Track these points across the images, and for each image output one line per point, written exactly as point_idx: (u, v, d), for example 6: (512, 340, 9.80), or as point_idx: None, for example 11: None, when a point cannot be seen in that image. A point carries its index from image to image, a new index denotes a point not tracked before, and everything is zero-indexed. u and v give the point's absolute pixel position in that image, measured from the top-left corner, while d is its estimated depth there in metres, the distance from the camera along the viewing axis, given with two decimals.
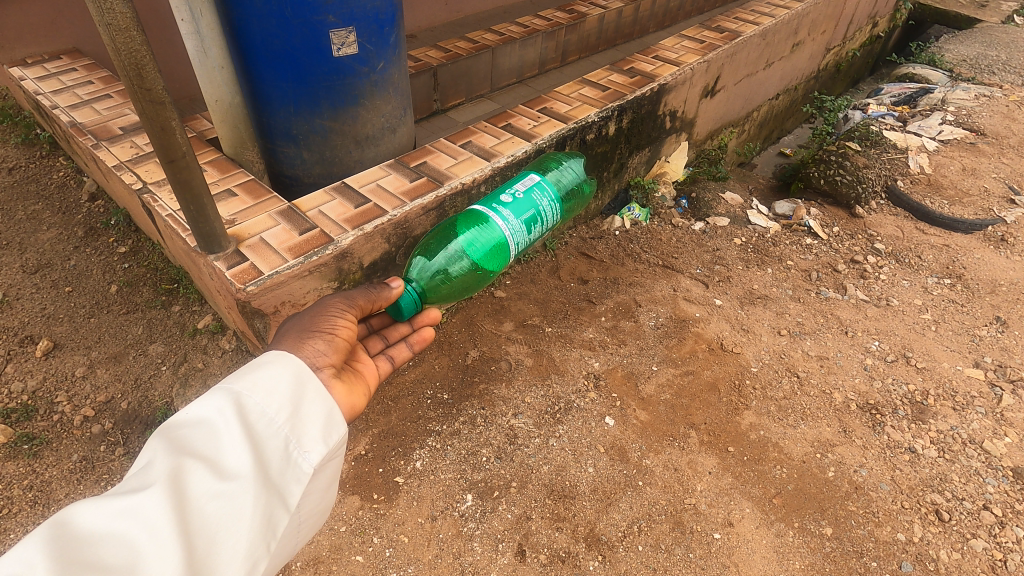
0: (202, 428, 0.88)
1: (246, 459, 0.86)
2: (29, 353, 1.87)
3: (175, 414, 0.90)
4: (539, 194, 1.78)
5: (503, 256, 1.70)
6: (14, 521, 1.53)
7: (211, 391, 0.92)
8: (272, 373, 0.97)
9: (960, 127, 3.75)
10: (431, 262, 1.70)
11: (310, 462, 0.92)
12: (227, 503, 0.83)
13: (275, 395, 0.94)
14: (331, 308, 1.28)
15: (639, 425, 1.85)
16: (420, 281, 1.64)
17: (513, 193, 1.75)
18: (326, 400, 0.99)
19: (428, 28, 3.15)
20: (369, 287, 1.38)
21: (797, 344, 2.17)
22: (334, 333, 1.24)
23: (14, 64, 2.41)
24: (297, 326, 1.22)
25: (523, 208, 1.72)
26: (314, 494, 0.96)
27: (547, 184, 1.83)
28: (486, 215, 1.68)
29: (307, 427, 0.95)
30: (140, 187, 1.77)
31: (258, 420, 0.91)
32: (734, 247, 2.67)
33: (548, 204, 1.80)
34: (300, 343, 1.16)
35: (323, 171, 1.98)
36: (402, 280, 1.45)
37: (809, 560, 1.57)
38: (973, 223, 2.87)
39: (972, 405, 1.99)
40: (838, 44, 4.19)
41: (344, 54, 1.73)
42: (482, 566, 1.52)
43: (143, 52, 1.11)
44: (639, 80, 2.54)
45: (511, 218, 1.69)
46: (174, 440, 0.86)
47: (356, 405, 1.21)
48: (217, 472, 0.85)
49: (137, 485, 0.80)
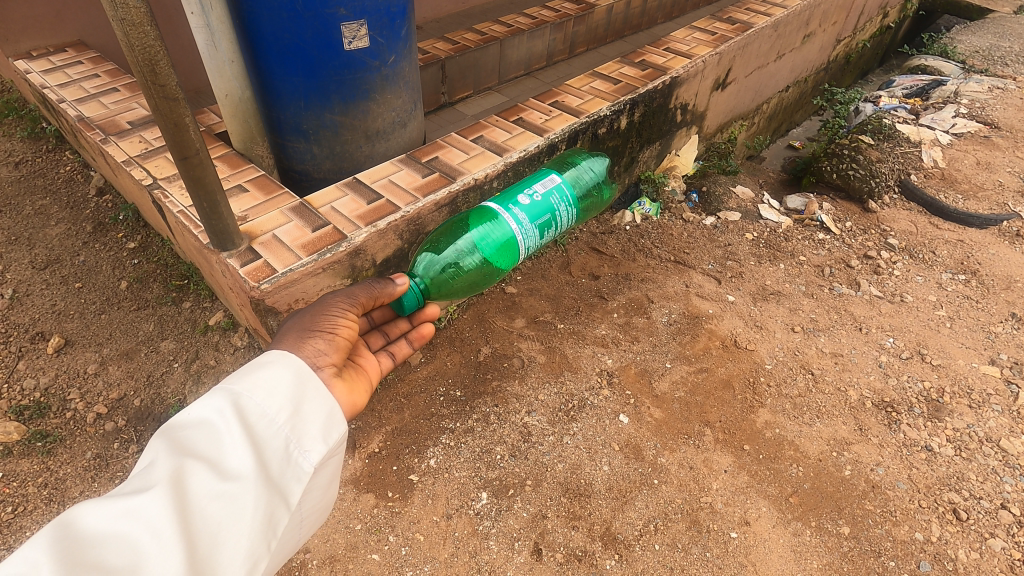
0: (203, 428, 0.87)
1: (247, 460, 0.85)
2: (40, 350, 1.86)
3: (176, 417, 0.88)
4: (558, 199, 1.75)
5: (513, 254, 1.68)
6: (29, 519, 1.53)
7: (211, 391, 0.91)
8: (274, 373, 0.96)
9: (973, 120, 3.72)
10: (439, 256, 1.69)
11: (310, 462, 0.91)
12: (228, 504, 0.81)
13: (275, 394, 0.93)
14: (332, 306, 1.26)
15: (654, 422, 1.84)
16: (426, 277, 1.62)
17: (531, 193, 1.72)
18: (327, 399, 0.97)
19: (435, 19, 3.11)
20: (367, 282, 1.36)
21: (811, 341, 2.16)
22: (335, 331, 1.22)
23: (19, 57, 2.39)
24: (297, 325, 1.20)
25: (539, 212, 1.70)
26: (315, 493, 0.95)
27: (568, 188, 1.80)
28: (500, 211, 1.66)
29: (307, 427, 0.93)
30: (151, 183, 1.75)
31: (259, 420, 0.89)
32: (746, 242, 2.65)
33: (566, 208, 1.79)
34: (300, 343, 1.14)
35: (333, 166, 1.96)
36: (407, 277, 1.44)
37: (827, 559, 1.56)
38: (988, 218, 2.85)
39: (988, 403, 1.98)
40: (850, 35, 4.14)
41: (355, 47, 1.71)
42: (499, 564, 1.52)
43: (157, 48, 1.09)
44: (651, 73, 2.51)
45: (526, 221, 1.66)
46: (176, 441, 0.85)
47: (357, 402, 1.19)
48: (217, 473, 0.83)
49: (138, 486, 0.79)
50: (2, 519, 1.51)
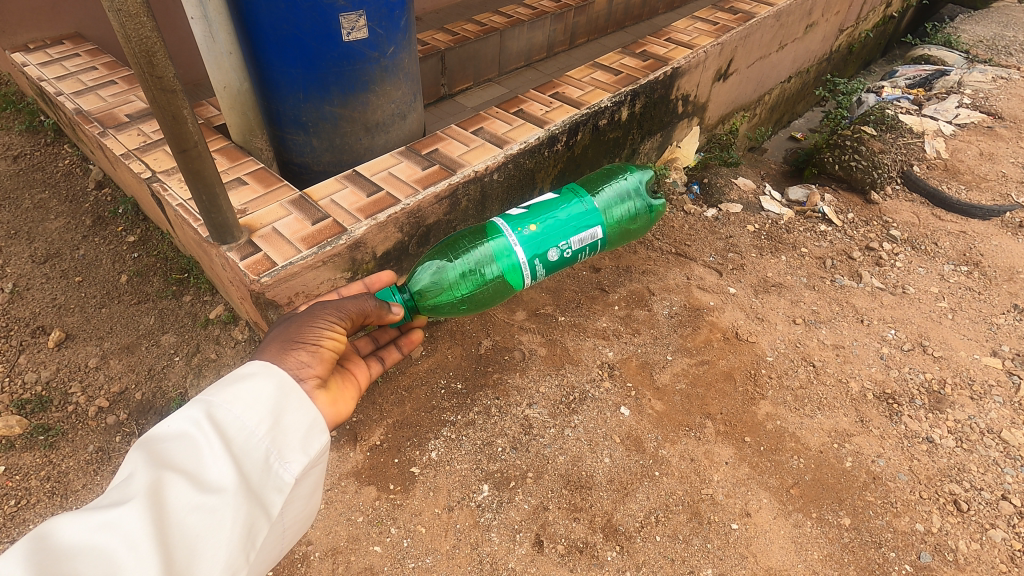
0: (182, 441, 0.87)
1: (227, 472, 0.85)
2: (40, 343, 1.86)
3: (156, 429, 0.88)
4: (584, 254, 1.77)
5: (518, 288, 1.74)
6: (32, 512, 1.53)
7: (189, 404, 0.91)
8: (255, 384, 0.96)
9: (977, 111, 3.70)
10: (455, 262, 1.71)
11: (290, 473, 0.91)
12: (207, 517, 0.81)
13: (256, 407, 0.93)
14: (319, 317, 1.24)
15: (655, 414, 1.84)
16: (433, 289, 1.68)
17: (565, 249, 1.71)
18: (310, 410, 0.98)
19: (434, 10, 3.08)
20: (360, 296, 1.34)
21: (812, 333, 2.15)
22: (319, 344, 1.20)
23: (16, 49, 2.37)
24: (281, 336, 1.18)
25: (561, 266, 1.74)
26: (296, 502, 0.95)
27: (601, 243, 1.82)
28: (525, 259, 1.65)
29: (289, 438, 0.94)
30: (150, 176, 1.74)
31: (238, 433, 0.89)
32: (747, 234, 2.65)
33: (586, 257, 1.83)
34: (283, 354, 1.12)
35: (333, 158, 1.95)
36: (402, 308, 1.44)
37: (827, 550, 1.57)
38: (992, 210, 2.83)
39: (990, 395, 1.97)
40: (853, 25, 4.10)
41: (354, 38, 1.69)
42: (500, 556, 1.53)
43: (154, 39, 1.08)
44: (652, 63, 2.48)
45: (542, 275, 1.71)
46: (155, 454, 0.85)
47: (341, 412, 1.21)
48: (197, 485, 0.83)
49: (116, 498, 0.78)
50: (5, 513, 1.52)
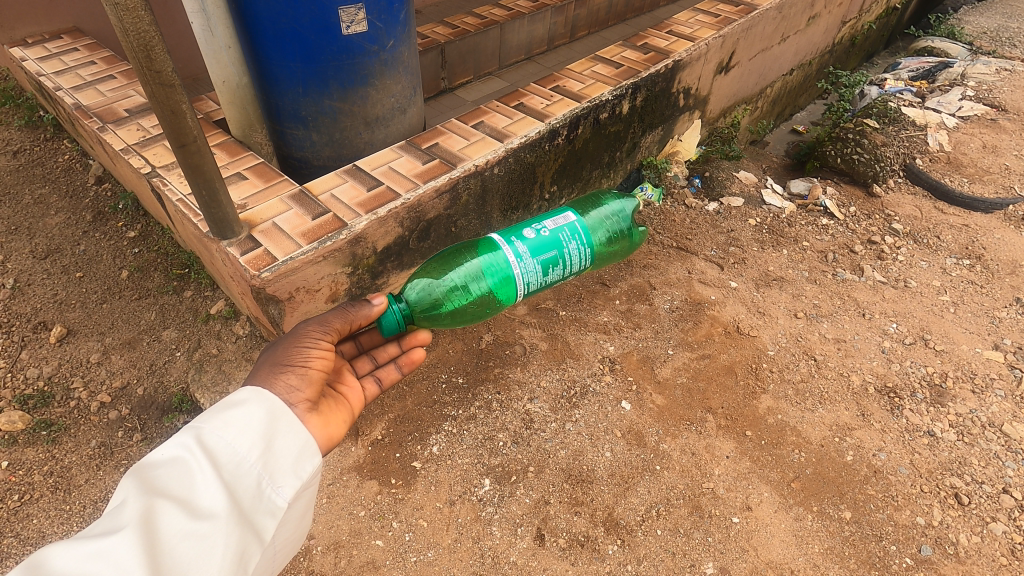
0: (173, 467, 0.86)
1: (220, 498, 0.85)
2: (42, 339, 1.87)
3: (146, 456, 0.87)
4: (567, 235, 1.72)
5: (513, 293, 1.67)
6: (36, 506, 1.54)
7: (180, 431, 0.90)
8: (246, 409, 0.96)
9: (980, 103, 3.68)
10: (443, 279, 1.71)
11: (283, 497, 0.92)
12: (199, 543, 0.81)
13: (248, 432, 0.93)
14: (306, 336, 1.24)
15: (656, 409, 1.84)
16: (423, 301, 1.64)
17: (540, 228, 1.70)
18: (300, 434, 0.99)
19: (434, 2, 3.05)
20: (341, 307, 1.35)
21: (814, 327, 2.15)
22: (308, 364, 1.19)
23: (15, 44, 2.36)
24: (270, 359, 1.17)
25: (544, 247, 1.67)
26: (285, 526, 0.95)
27: (582, 226, 1.77)
28: (501, 241, 1.66)
29: (281, 463, 0.94)
30: (149, 171, 1.74)
31: (230, 459, 0.89)
32: (749, 228, 2.64)
33: (578, 245, 1.74)
34: (272, 379, 1.12)
35: (332, 153, 1.95)
36: (385, 297, 1.42)
37: (828, 544, 1.57)
38: (994, 203, 2.82)
39: (991, 388, 1.97)
40: (856, 16, 4.06)
41: (353, 32, 1.68)
42: (502, 549, 1.53)
43: (152, 33, 1.07)
44: (654, 56, 2.47)
45: (526, 255, 1.63)
46: (146, 480, 0.84)
47: (333, 435, 1.17)
48: (189, 511, 0.82)
49: (107, 527, 0.77)
50: (9, 507, 1.53)
